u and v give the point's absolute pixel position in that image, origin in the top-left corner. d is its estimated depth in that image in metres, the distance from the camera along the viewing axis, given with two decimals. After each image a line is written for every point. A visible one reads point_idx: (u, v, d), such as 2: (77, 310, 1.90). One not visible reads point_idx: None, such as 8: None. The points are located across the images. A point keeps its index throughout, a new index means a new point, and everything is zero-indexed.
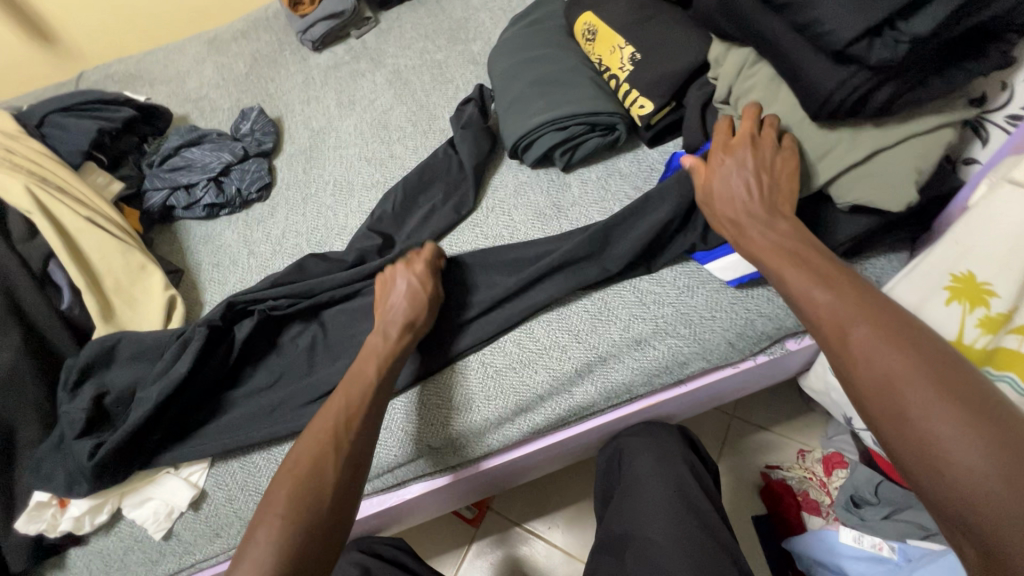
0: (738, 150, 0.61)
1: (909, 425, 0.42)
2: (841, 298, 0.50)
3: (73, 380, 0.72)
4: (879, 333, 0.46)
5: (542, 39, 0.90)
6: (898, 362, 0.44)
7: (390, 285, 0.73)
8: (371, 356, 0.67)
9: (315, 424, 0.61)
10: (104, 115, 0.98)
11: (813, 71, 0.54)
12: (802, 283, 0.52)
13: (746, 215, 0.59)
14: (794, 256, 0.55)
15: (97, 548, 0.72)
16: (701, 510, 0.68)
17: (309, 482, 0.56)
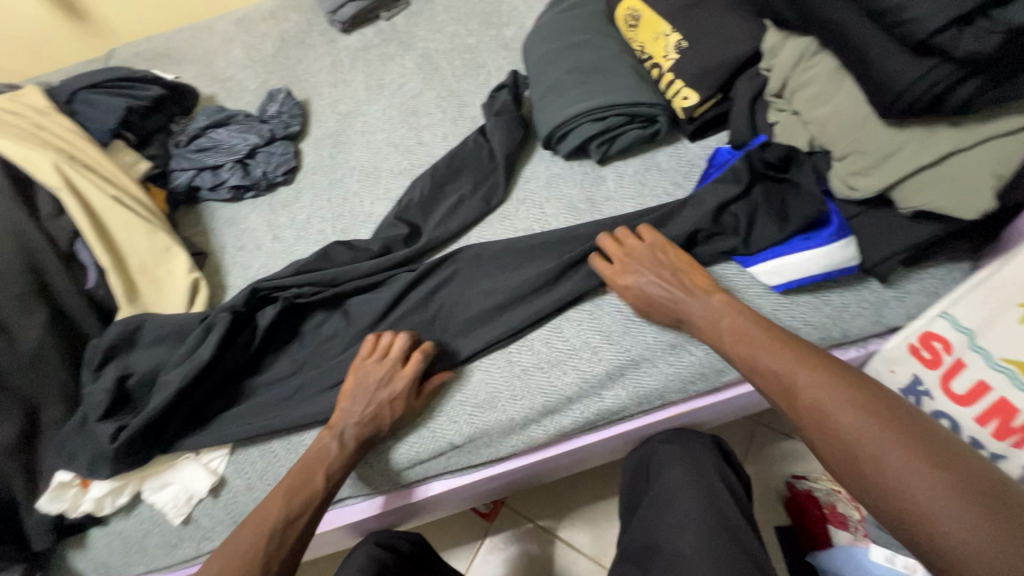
0: (639, 253, 0.66)
1: (872, 476, 0.45)
2: (780, 358, 0.54)
3: (97, 361, 0.72)
4: (828, 386, 0.50)
5: (581, 24, 0.86)
6: (847, 416, 0.48)
7: (358, 374, 0.68)
8: (334, 438, 0.64)
9: (283, 485, 0.62)
10: (133, 93, 0.97)
11: (887, 62, 0.50)
12: (743, 351, 0.57)
13: (681, 305, 0.63)
14: (737, 316, 0.59)
15: (117, 529, 0.72)
16: (735, 526, 0.64)
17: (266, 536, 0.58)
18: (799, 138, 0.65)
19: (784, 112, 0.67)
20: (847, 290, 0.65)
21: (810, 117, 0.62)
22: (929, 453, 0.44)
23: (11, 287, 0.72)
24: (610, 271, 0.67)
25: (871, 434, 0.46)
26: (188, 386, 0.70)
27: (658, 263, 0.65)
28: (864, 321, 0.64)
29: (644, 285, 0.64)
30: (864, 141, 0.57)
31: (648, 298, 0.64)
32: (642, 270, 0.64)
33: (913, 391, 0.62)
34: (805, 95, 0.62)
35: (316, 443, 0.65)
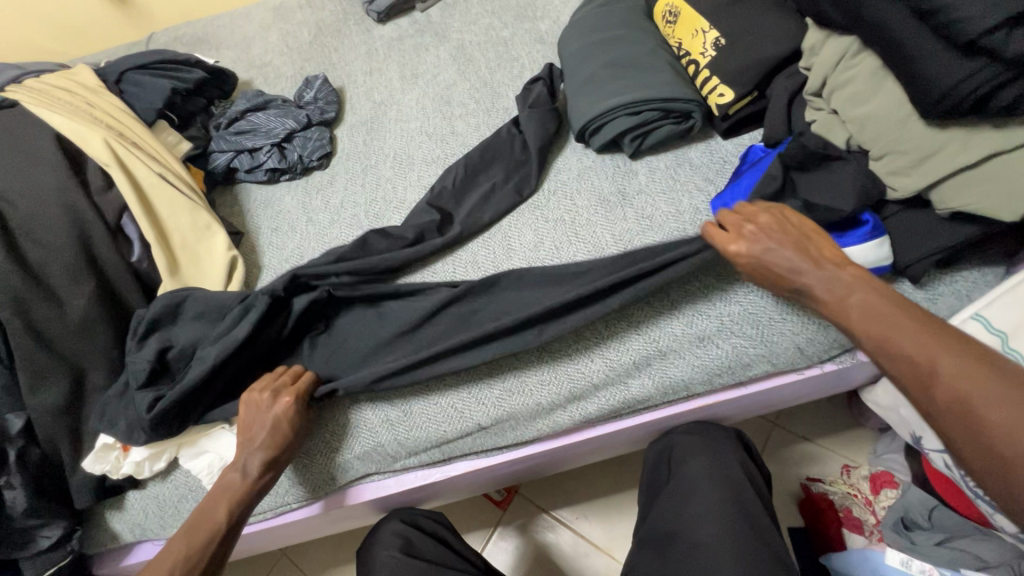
0: (769, 221, 0.60)
1: (1014, 458, 0.43)
2: (894, 325, 0.51)
3: (141, 332, 0.75)
4: (962, 363, 0.47)
5: (618, 19, 0.87)
6: (979, 392, 0.45)
7: (259, 407, 0.68)
8: (236, 466, 0.66)
9: (205, 508, 0.65)
10: (178, 76, 1.00)
11: (933, 63, 0.51)
12: (866, 325, 0.52)
13: (814, 276, 0.56)
14: (870, 294, 0.53)
15: (153, 493, 0.75)
16: (754, 517, 0.66)
17: (187, 559, 0.62)
18: (837, 135, 0.63)
19: (822, 111, 0.66)
20: None
21: (848, 116, 0.62)
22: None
23: (62, 256, 0.75)
24: (722, 238, 0.62)
25: (1007, 416, 0.44)
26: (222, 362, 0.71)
27: (782, 229, 0.59)
28: None
29: (765, 253, 0.58)
30: (904, 141, 0.57)
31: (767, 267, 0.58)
32: (767, 236, 0.59)
33: None
34: (844, 93, 0.62)
35: (224, 476, 0.67)
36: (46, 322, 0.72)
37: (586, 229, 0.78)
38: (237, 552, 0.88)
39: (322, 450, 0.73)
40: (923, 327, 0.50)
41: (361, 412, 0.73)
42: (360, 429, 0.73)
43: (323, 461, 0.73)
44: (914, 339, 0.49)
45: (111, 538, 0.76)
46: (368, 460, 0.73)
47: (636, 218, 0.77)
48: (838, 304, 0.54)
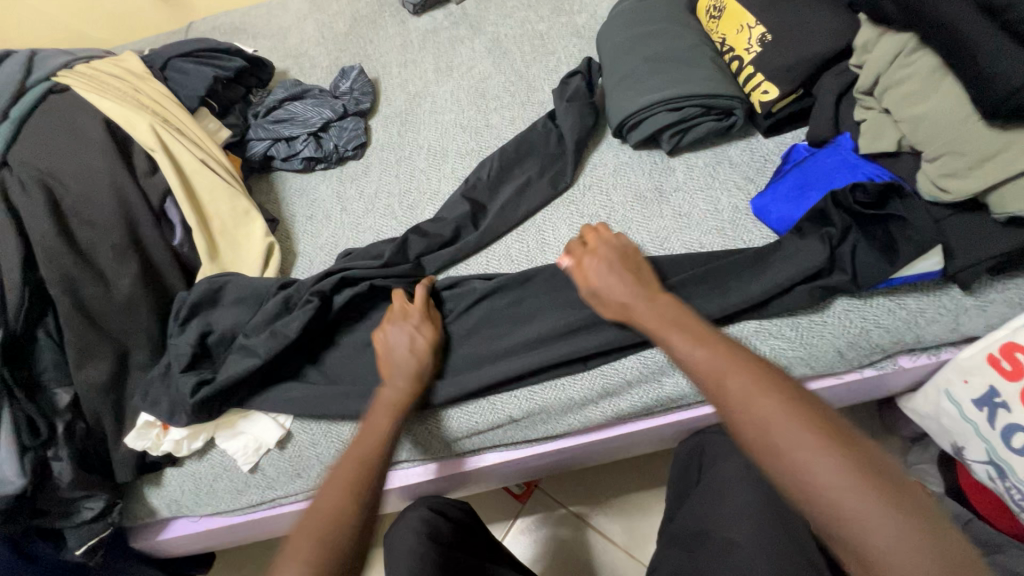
0: (625, 256, 0.64)
1: (802, 479, 0.41)
2: (720, 359, 0.49)
3: (183, 315, 0.77)
4: (750, 377, 0.46)
5: (659, 14, 0.86)
6: (773, 408, 0.44)
7: (387, 340, 0.68)
8: (385, 407, 0.62)
9: (337, 466, 0.56)
10: (219, 64, 1.02)
11: (999, 62, 0.49)
12: (682, 344, 0.52)
13: (634, 301, 0.59)
14: (681, 325, 0.54)
15: (190, 471, 0.77)
16: (788, 521, 0.64)
17: (334, 523, 0.51)
18: (888, 136, 0.63)
19: (872, 110, 0.66)
20: (924, 296, 0.63)
21: (900, 116, 0.61)
22: (874, 462, 0.41)
23: (109, 237, 0.77)
24: (580, 254, 0.66)
25: (802, 435, 0.42)
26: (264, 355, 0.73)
27: (618, 255, 0.64)
28: (939, 328, 0.63)
29: (606, 271, 0.62)
30: (961, 142, 0.55)
31: (605, 282, 0.62)
32: (610, 257, 0.64)
33: (987, 402, 0.62)
34: (899, 92, 0.61)
35: (376, 407, 0.62)
36: (93, 301, 0.74)
37: (621, 225, 0.78)
38: (265, 534, 0.90)
39: (417, 437, 0.71)
40: (757, 359, 0.48)
41: None
42: (432, 416, 0.71)
43: None
44: (727, 357, 0.49)
45: (149, 513, 0.78)
46: (434, 448, 0.72)
47: (672, 215, 0.76)
48: (644, 320, 0.57)
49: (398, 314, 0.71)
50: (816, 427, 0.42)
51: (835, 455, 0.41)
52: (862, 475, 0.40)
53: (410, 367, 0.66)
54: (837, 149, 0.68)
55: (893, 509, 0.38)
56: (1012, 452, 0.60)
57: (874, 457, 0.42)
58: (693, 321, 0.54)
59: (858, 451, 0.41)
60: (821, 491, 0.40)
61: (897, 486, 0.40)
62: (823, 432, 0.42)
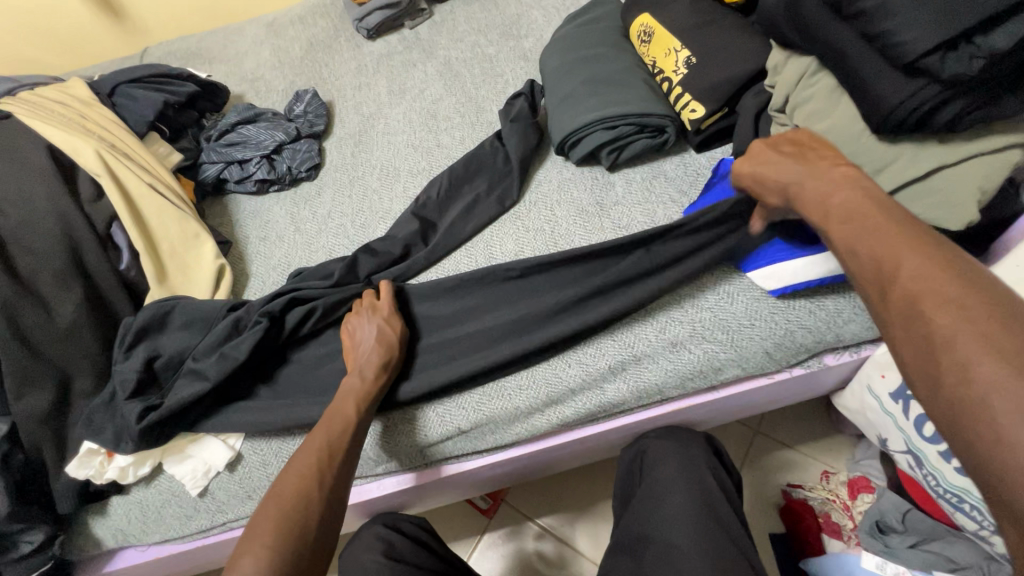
0: (795, 151, 0.58)
1: (969, 404, 0.35)
2: (896, 250, 0.44)
3: (129, 341, 0.77)
4: (923, 279, 0.41)
5: (596, 39, 0.91)
6: (948, 319, 0.39)
7: (359, 338, 0.74)
8: (348, 398, 0.67)
9: (296, 460, 0.61)
10: (170, 89, 1.02)
11: (880, 82, 0.53)
12: (848, 227, 0.48)
13: (798, 179, 0.55)
14: (853, 208, 0.49)
15: (136, 498, 0.75)
16: (725, 518, 0.66)
17: (281, 522, 0.55)
18: None
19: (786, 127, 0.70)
20: (841, 297, 0.68)
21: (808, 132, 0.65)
22: None
23: (52, 264, 0.77)
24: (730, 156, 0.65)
25: (971, 350, 0.36)
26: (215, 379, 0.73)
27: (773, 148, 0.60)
28: (856, 326, 0.67)
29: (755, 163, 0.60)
30: (858, 155, 0.60)
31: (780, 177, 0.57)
32: (770, 155, 0.59)
33: (901, 395, 0.66)
34: (805, 110, 0.65)
35: (343, 385, 0.69)
36: (34, 328, 0.73)
37: (564, 239, 0.81)
38: (219, 560, 0.88)
39: (380, 442, 0.73)
40: (960, 270, 0.41)
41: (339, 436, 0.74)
42: (403, 435, 0.73)
43: None
44: (902, 252, 0.43)
45: (94, 544, 0.76)
46: (400, 454, 0.73)
47: (613, 228, 0.80)
48: (807, 201, 0.53)
49: (369, 310, 0.76)
50: (984, 333, 0.37)
51: (992, 360, 0.35)
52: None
53: (373, 359, 0.70)
54: None
55: None
56: (924, 440, 0.64)
57: None
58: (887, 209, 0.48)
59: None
60: (982, 416, 0.35)
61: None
62: (993, 340, 0.36)
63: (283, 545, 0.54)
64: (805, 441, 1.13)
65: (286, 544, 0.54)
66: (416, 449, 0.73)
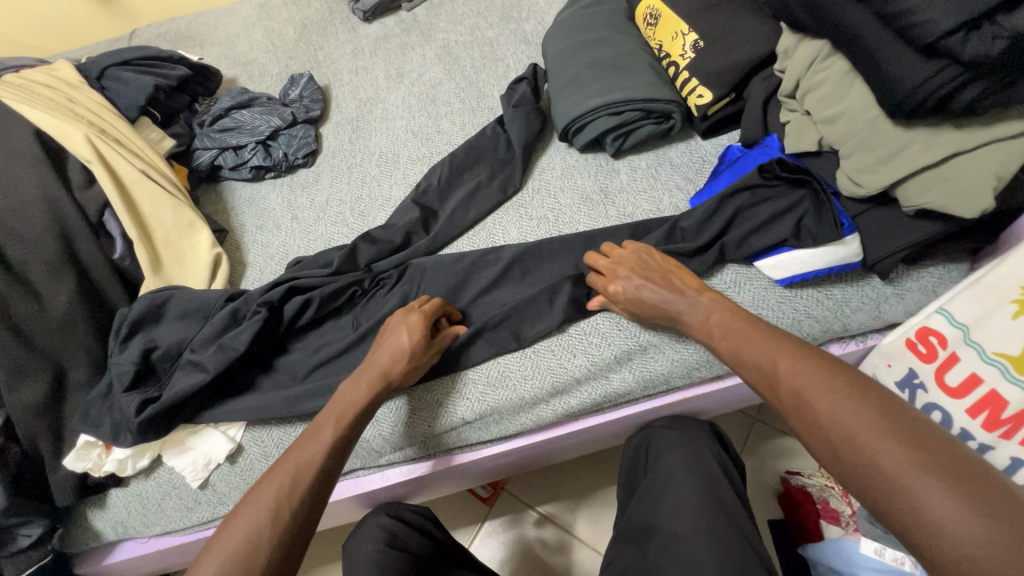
0: (643, 265, 0.66)
1: (852, 456, 0.44)
2: (770, 355, 0.53)
3: (124, 332, 0.75)
4: (816, 376, 0.49)
5: (601, 21, 0.89)
6: (826, 404, 0.47)
7: (385, 330, 0.68)
8: (342, 408, 0.61)
9: (285, 457, 0.57)
10: (161, 72, 0.99)
11: (896, 65, 0.52)
12: (727, 341, 0.58)
13: (674, 305, 0.63)
14: (731, 318, 0.59)
15: (136, 491, 0.75)
16: (730, 506, 0.66)
17: (254, 526, 0.52)
18: (809, 136, 0.66)
19: (796, 112, 0.69)
20: (848, 286, 0.67)
21: (819, 118, 0.64)
22: (917, 432, 0.43)
23: (43, 253, 0.74)
24: (602, 283, 0.69)
25: (860, 425, 0.45)
26: (215, 372, 0.72)
27: (638, 267, 0.66)
28: (863, 316, 0.66)
29: (636, 292, 0.65)
30: (872, 139, 0.59)
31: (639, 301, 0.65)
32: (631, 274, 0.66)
33: (908, 385, 0.63)
34: (817, 95, 0.64)
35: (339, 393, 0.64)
36: (27, 320, 0.72)
37: (568, 227, 0.80)
38: None
39: (380, 434, 0.71)
40: (818, 359, 0.51)
41: None
42: (405, 424, 0.71)
43: None
44: (756, 352, 0.54)
45: (93, 536, 0.75)
46: (417, 440, 0.72)
47: (618, 216, 0.79)
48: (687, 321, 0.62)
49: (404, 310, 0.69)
50: (866, 408, 0.45)
51: (869, 424, 0.44)
52: (919, 449, 0.42)
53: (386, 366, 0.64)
54: (766, 149, 0.72)
55: (940, 473, 0.40)
56: None
57: (922, 431, 0.44)
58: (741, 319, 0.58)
59: (932, 446, 0.42)
60: (888, 481, 0.42)
61: (987, 484, 0.40)
62: (874, 412, 0.45)
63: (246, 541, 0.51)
64: None
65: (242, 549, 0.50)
66: (433, 432, 0.71)
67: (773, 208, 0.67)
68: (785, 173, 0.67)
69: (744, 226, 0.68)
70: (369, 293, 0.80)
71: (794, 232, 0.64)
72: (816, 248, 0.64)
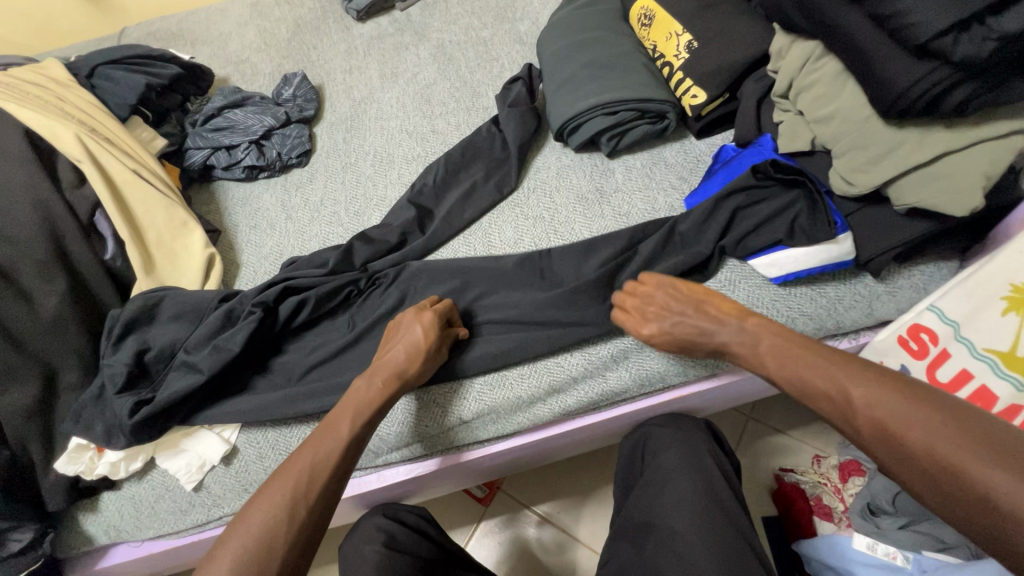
0: (676, 297, 0.66)
1: (953, 485, 0.44)
2: (837, 381, 0.53)
3: (117, 333, 0.74)
4: (893, 404, 0.48)
5: (595, 22, 0.89)
6: (912, 432, 0.47)
7: (398, 327, 0.70)
8: (352, 403, 0.63)
9: (301, 453, 0.58)
10: (152, 71, 0.98)
11: (888, 66, 0.53)
12: (785, 367, 0.57)
13: (714, 334, 0.63)
14: (785, 344, 0.58)
15: (129, 493, 0.74)
16: (725, 503, 0.66)
17: (269, 522, 0.53)
18: (802, 136, 0.67)
19: (789, 113, 0.70)
20: (841, 284, 0.68)
21: (812, 118, 0.65)
22: (1009, 446, 0.43)
23: (33, 254, 0.73)
24: (631, 322, 0.67)
25: (952, 450, 0.44)
26: (209, 373, 0.72)
27: (670, 300, 0.66)
28: (856, 314, 0.67)
29: (673, 322, 0.65)
30: (864, 138, 0.59)
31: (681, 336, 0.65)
32: (664, 312, 0.66)
33: None
34: (810, 95, 0.65)
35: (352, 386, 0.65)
36: (16, 321, 0.71)
37: (564, 226, 0.80)
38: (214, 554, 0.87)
39: (378, 434, 0.71)
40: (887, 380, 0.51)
41: None
42: (402, 424, 0.71)
43: None
44: (820, 382, 0.54)
45: (85, 541, 0.74)
46: (413, 440, 0.71)
47: (614, 215, 0.79)
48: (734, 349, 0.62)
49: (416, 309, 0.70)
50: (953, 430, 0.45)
51: (964, 447, 0.44)
52: (1021, 466, 0.42)
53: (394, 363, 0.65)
54: (760, 149, 0.72)
55: None
56: None
57: (1014, 443, 0.43)
58: (796, 345, 0.58)
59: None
60: (1000, 510, 0.41)
61: None
62: (963, 432, 0.45)
63: (263, 536, 0.52)
64: (797, 426, 1.15)
65: (257, 545, 0.52)
66: (442, 430, 0.71)
67: (768, 210, 0.67)
68: (779, 175, 0.67)
69: (740, 227, 0.68)
70: (364, 292, 0.80)
71: (789, 233, 0.65)
72: (810, 248, 0.64)
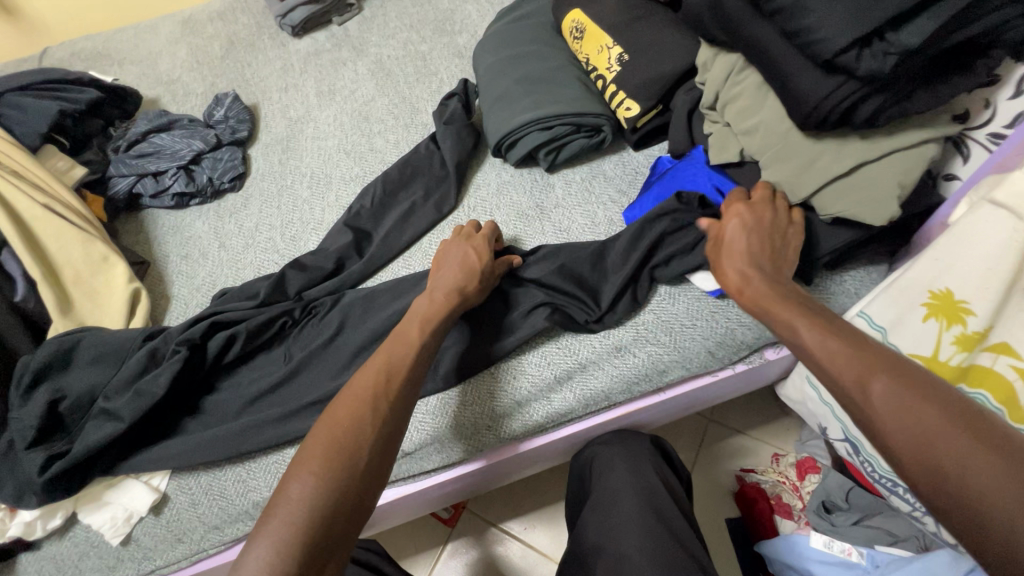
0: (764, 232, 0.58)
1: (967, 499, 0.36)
2: (858, 360, 0.44)
3: (26, 382, 0.69)
4: (917, 399, 0.40)
5: (529, 35, 0.88)
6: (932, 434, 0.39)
7: (450, 251, 0.71)
8: (414, 318, 0.63)
9: (374, 361, 0.58)
10: (68, 96, 0.93)
11: (801, 80, 0.53)
12: (806, 338, 0.48)
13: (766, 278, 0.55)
14: (811, 314, 0.50)
15: (49, 554, 0.68)
16: (673, 524, 0.66)
17: (353, 425, 0.52)
18: (730, 148, 0.67)
19: (717, 124, 0.70)
20: None
21: (739, 129, 0.65)
22: None
23: None
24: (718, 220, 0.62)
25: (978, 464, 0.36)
26: (132, 420, 0.68)
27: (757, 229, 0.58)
28: None
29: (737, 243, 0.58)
30: (786, 151, 0.60)
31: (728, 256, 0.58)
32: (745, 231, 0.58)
33: None
34: (735, 107, 0.65)
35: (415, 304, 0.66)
36: None
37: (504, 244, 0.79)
38: None
39: None
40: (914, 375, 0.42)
41: (274, 463, 0.70)
42: None
43: (241, 501, 0.69)
44: (837, 361, 0.45)
45: None
46: None
47: (554, 231, 0.78)
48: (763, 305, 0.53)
49: (465, 236, 0.73)
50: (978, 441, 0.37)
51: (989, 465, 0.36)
52: None
53: (453, 280, 0.66)
54: (693, 160, 0.72)
55: None
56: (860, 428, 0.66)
57: None
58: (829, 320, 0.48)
59: None
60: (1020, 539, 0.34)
61: None
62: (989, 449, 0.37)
63: (347, 437, 0.51)
64: (756, 426, 1.16)
65: (346, 446, 0.51)
66: (486, 416, 0.68)
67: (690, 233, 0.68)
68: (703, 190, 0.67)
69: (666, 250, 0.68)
70: (300, 322, 0.76)
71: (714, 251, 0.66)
72: None
